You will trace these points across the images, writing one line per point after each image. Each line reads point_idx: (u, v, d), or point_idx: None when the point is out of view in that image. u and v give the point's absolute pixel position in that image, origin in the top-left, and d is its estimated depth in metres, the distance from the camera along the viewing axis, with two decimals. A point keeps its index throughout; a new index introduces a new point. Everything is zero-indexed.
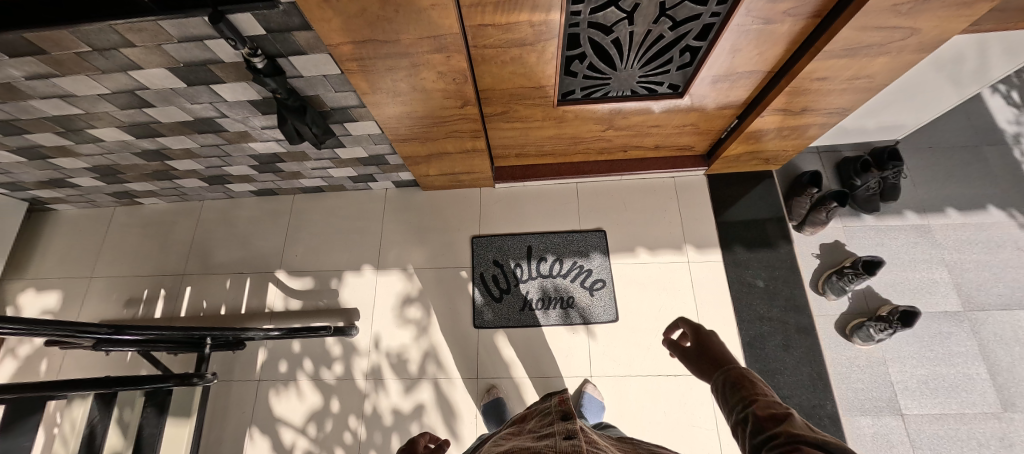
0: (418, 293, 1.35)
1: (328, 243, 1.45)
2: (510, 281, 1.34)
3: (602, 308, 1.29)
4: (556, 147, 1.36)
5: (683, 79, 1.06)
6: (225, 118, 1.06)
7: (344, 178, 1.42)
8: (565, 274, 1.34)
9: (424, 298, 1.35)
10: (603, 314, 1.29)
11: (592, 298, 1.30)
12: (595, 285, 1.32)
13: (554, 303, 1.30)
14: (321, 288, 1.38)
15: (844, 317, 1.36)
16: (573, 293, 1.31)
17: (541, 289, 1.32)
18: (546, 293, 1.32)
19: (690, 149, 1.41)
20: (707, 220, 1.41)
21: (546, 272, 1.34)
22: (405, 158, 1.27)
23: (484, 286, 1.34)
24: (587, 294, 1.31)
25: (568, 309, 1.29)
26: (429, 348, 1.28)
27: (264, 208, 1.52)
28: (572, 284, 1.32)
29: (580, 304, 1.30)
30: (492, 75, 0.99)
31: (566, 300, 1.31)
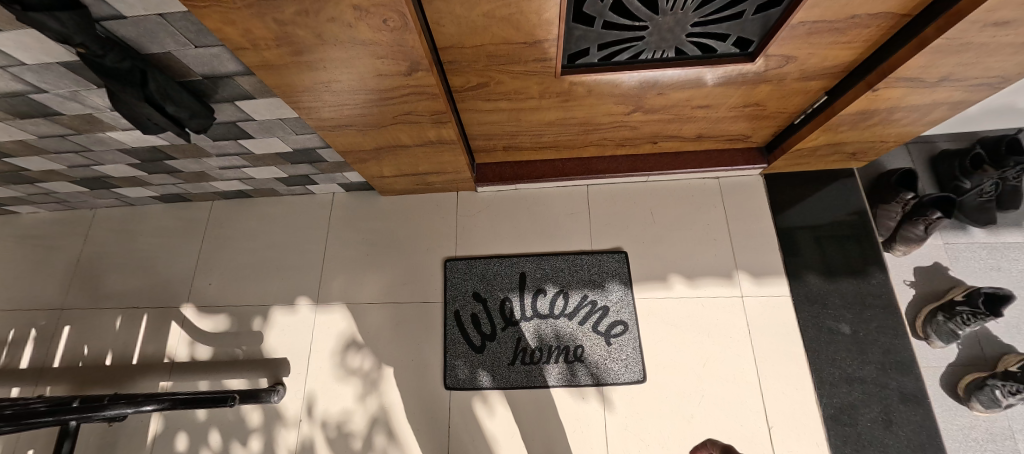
0: (369, 339, 0.99)
1: (253, 268, 1.08)
2: (495, 323, 0.98)
3: (623, 363, 0.93)
4: (560, 138, 0.97)
5: (762, 30, 0.66)
6: (45, 94, 0.67)
7: (270, 180, 1.04)
8: (571, 314, 0.97)
9: (378, 345, 0.98)
10: (624, 372, 0.92)
11: (608, 349, 0.94)
12: (612, 330, 0.95)
13: (556, 356, 0.94)
14: (240, 331, 1.02)
15: (954, 372, 0.99)
16: (582, 341, 0.95)
17: (538, 336, 0.95)
18: (544, 342, 0.95)
19: (746, 140, 1.02)
20: (766, 238, 1.02)
21: (544, 311, 0.97)
22: (342, 153, 0.88)
23: (460, 330, 0.98)
24: (602, 344, 0.94)
25: (576, 365, 0.93)
26: (378, 414, 0.93)
27: (173, 219, 1.15)
28: (581, 328, 0.95)
29: (591, 358, 0.93)
30: (455, 21, 0.59)
31: (573, 351, 0.94)
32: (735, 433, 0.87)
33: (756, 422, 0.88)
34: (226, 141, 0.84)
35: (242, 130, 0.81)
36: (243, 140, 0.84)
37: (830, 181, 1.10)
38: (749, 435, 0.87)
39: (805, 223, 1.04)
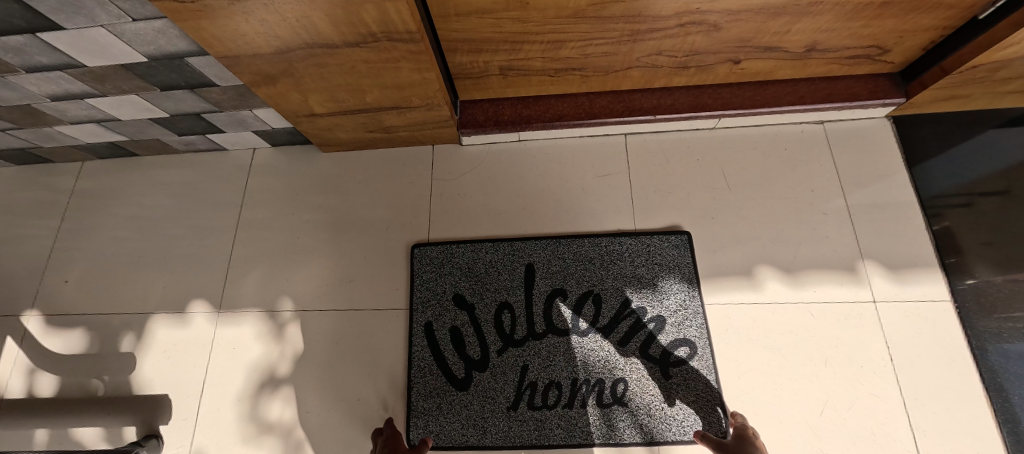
0: (293, 366, 0.64)
1: (133, 257, 0.74)
2: (488, 343, 0.62)
3: (690, 409, 0.58)
4: (590, 51, 0.61)
5: None
6: None
7: (147, 123, 0.69)
8: (605, 329, 0.62)
9: (304, 376, 0.64)
10: (692, 423, 0.57)
11: (666, 385, 0.59)
12: (672, 355, 0.60)
13: (584, 398, 0.59)
14: (103, 352, 0.68)
15: None
16: (624, 371, 0.60)
17: (555, 364, 0.60)
18: (564, 374, 0.60)
19: (877, 60, 0.65)
20: (907, 211, 0.66)
21: (563, 325, 0.62)
22: (227, 64, 0.52)
23: (432, 353, 0.63)
24: (656, 377, 0.59)
25: (616, 412, 0.58)
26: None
27: (29, 187, 0.80)
28: (622, 351, 0.60)
29: (639, 399, 0.58)
30: None
31: (610, 389, 0.59)
32: None
33: None
34: (14, 36, 0.48)
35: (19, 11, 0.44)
36: (46, 35, 0.48)
37: None
38: None
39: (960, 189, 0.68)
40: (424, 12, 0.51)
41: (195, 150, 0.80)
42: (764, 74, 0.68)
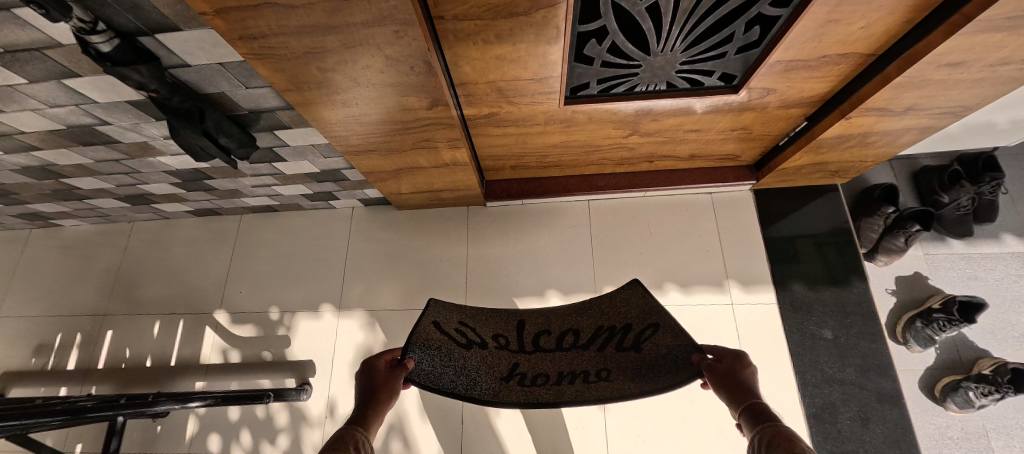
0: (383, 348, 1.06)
1: (280, 277, 1.18)
2: (486, 343, 0.59)
3: (671, 370, 0.47)
4: (562, 157, 1.06)
5: (743, 67, 0.76)
6: (107, 126, 0.76)
7: (296, 195, 1.13)
8: (590, 343, 0.56)
9: None
10: (658, 376, 0.47)
11: (650, 354, 0.51)
12: (649, 322, 0.55)
13: (562, 381, 0.52)
14: (268, 335, 1.11)
15: (931, 374, 1.07)
16: (606, 364, 0.52)
17: (533, 363, 0.55)
18: (542, 367, 0.55)
19: (734, 160, 1.10)
20: (758, 247, 1.11)
21: (539, 332, 0.60)
22: (365, 173, 0.98)
23: (436, 320, 0.61)
24: (632, 357, 0.52)
25: (596, 390, 0.49)
26: (392, 419, 1.02)
27: (205, 230, 1.24)
28: (600, 356, 0.54)
29: (619, 382, 0.49)
30: (472, 61, 0.69)
31: (593, 375, 0.52)
32: (723, 431, 0.95)
33: None
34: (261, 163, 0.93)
35: (275, 154, 0.90)
36: (278, 163, 0.94)
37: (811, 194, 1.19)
38: (739, 433, 0.94)
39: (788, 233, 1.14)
40: (472, 149, 0.99)
41: (315, 208, 1.24)
42: (671, 166, 1.12)
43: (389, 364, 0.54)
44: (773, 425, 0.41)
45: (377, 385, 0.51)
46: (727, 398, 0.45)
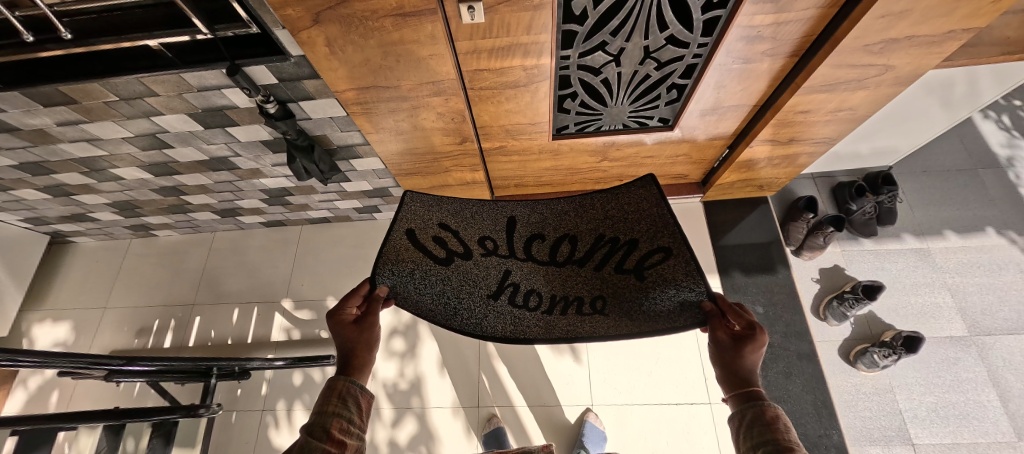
0: (404, 326, 1.44)
1: (334, 272, 1.52)
2: (473, 250, 0.91)
3: (663, 318, 0.75)
4: (553, 177, 1.49)
5: (672, 113, 1.18)
6: (238, 157, 1.16)
7: (349, 209, 1.51)
8: (580, 260, 0.88)
9: (414, 333, 1.43)
10: (650, 322, 0.75)
11: (644, 277, 0.81)
12: (646, 263, 0.83)
13: (568, 307, 0.82)
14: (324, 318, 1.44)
15: (849, 343, 1.33)
16: (602, 290, 0.82)
17: (536, 279, 0.87)
18: (543, 286, 0.86)
19: (684, 178, 1.54)
20: (706, 245, 1.52)
21: (542, 256, 0.90)
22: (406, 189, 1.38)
23: (419, 250, 0.90)
24: (635, 282, 0.81)
25: (598, 317, 0.80)
26: (414, 379, 1.37)
27: (274, 238, 1.60)
28: (598, 276, 0.84)
29: (614, 311, 0.79)
30: (489, 112, 1.08)
31: (591, 306, 0.81)
32: (680, 382, 1.28)
33: (695, 370, 1.30)
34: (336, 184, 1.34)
35: (346, 176, 1.31)
36: (346, 184, 1.35)
37: (739, 203, 1.58)
38: (692, 383, 1.28)
39: (720, 234, 1.53)
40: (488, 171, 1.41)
41: (362, 221, 1.61)
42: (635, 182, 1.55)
43: (348, 320, 0.70)
44: (762, 404, 0.54)
45: (352, 341, 0.66)
46: (731, 378, 0.59)
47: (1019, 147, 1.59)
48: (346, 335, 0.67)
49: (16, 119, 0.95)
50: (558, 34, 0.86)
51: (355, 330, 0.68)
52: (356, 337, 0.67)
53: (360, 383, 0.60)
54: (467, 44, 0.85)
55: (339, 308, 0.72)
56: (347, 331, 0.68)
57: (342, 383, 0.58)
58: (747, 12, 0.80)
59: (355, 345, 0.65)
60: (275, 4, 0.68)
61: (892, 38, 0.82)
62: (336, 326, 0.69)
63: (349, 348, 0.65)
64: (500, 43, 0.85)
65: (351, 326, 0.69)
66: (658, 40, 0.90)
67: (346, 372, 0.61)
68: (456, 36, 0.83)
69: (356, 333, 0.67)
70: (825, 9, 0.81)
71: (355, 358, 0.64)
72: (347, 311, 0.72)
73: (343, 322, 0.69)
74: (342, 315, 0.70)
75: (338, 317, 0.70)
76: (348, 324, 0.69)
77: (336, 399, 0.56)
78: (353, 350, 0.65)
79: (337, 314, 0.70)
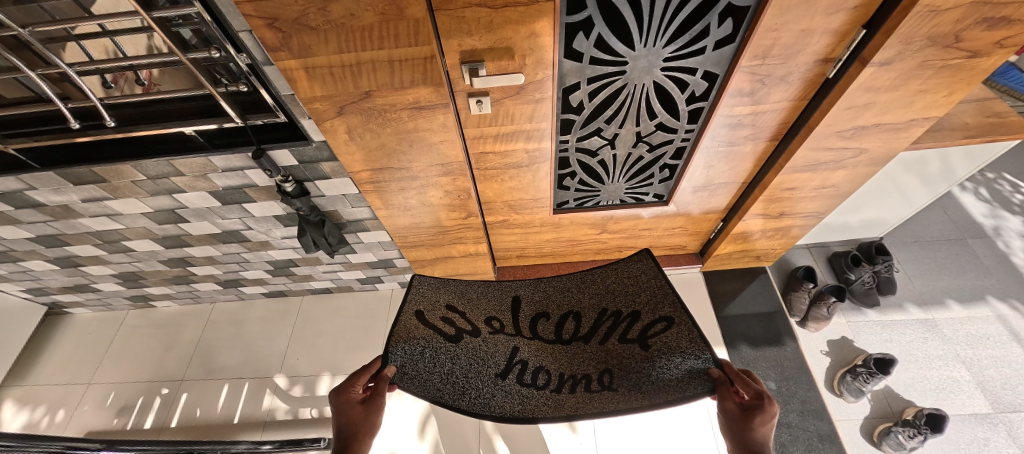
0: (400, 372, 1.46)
1: (332, 345, 1.50)
2: (480, 328, 0.91)
3: (672, 386, 0.70)
4: (555, 249, 1.53)
5: (666, 190, 1.25)
6: (250, 230, 1.20)
7: (352, 279, 1.52)
8: (586, 338, 0.87)
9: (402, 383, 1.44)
10: (660, 393, 0.70)
11: (649, 347, 0.79)
12: (648, 333, 0.82)
13: (576, 385, 0.78)
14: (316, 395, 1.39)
15: (869, 422, 1.26)
16: (609, 364, 0.79)
17: (543, 355, 0.85)
18: (551, 364, 0.83)
19: (681, 248, 1.58)
20: (710, 316, 1.50)
21: (547, 336, 0.89)
22: (411, 261, 1.40)
23: (430, 328, 0.90)
24: (640, 352, 0.79)
25: (608, 389, 0.75)
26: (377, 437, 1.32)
27: (274, 309, 1.60)
28: (604, 349, 0.83)
29: (621, 385, 0.75)
30: (493, 189, 1.15)
31: (600, 381, 0.77)
32: None
33: (711, 452, 1.21)
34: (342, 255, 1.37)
35: (353, 247, 1.33)
36: (352, 256, 1.38)
37: (739, 273, 1.60)
38: None
39: (723, 304, 1.53)
40: (490, 243, 1.44)
41: (364, 291, 1.61)
42: None
43: (352, 397, 0.72)
44: None
45: (352, 419, 0.68)
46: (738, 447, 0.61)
47: (1001, 217, 1.66)
48: (347, 414, 0.69)
49: (45, 196, 1.00)
50: (557, 122, 0.95)
51: (357, 409, 0.70)
52: (357, 419, 0.68)
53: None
54: (475, 130, 0.93)
55: (346, 384, 0.74)
56: (350, 410, 0.70)
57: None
58: (727, 103, 0.90)
59: (355, 427, 0.67)
60: (306, 99, 0.76)
61: (861, 125, 0.90)
62: (339, 406, 0.70)
63: (349, 429, 0.67)
64: (504, 129, 0.94)
65: (354, 405, 0.70)
66: (649, 127, 1.00)
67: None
68: (465, 123, 0.91)
69: (358, 412, 0.69)
70: (796, 101, 0.91)
71: (353, 440, 0.66)
72: (352, 388, 0.73)
73: (348, 399, 0.71)
74: (349, 391, 0.72)
75: (343, 394, 0.72)
76: (351, 401, 0.71)
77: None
78: (352, 434, 0.66)
79: (342, 391, 0.73)
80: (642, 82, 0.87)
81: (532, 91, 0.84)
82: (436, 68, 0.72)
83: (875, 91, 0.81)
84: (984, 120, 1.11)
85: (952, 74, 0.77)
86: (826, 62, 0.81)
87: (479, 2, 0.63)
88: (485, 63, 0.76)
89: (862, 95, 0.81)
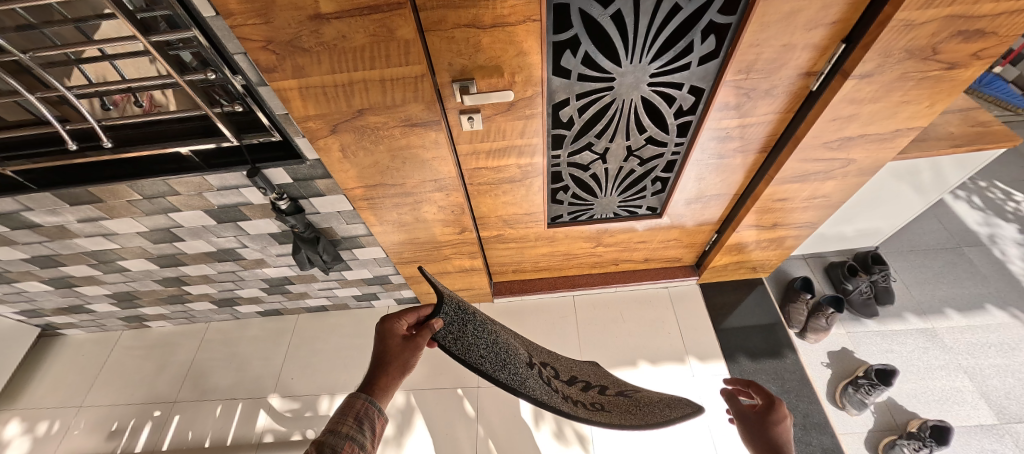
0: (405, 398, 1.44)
1: (326, 365, 1.48)
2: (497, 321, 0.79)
3: (671, 406, 0.69)
4: (551, 263, 1.53)
5: (659, 202, 1.26)
6: (245, 248, 1.20)
7: (348, 296, 1.52)
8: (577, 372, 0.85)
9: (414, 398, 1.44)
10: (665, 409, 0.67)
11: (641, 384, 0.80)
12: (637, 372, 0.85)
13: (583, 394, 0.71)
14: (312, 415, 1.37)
15: (874, 434, 1.24)
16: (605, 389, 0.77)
17: (549, 364, 0.80)
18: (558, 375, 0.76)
19: (678, 260, 1.58)
20: (707, 329, 1.49)
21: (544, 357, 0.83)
22: (406, 277, 1.40)
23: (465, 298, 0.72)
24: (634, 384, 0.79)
25: (611, 403, 0.70)
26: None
27: (268, 328, 1.58)
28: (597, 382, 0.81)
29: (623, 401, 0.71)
30: (487, 204, 1.16)
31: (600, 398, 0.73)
32: None
33: None
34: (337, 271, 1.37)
35: (348, 264, 1.33)
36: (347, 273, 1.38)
37: (736, 285, 1.59)
38: None
39: (721, 317, 1.51)
40: (486, 257, 1.45)
41: (359, 308, 1.61)
42: (631, 267, 1.59)
43: (398, 332, 0.68)
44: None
45: (388, 355, 0.65)
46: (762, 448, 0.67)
47: (996, 225, 1.67)
48: (386, 347, 0.66)
49: (42, 217, 1.00)
50: (548, 137, 0.96)
51: (400, 346, 0.66)
52: (397, 357, 0.64)
53: (379, 405, 0.60)
54: (467, 146, 0.95)
55: (393, 316, 0.70)
56: (390, 343, 0.67)
57: (360, 402, 0.59)
58: (715, 117, 0.92)
59: (394, 365, 0.64)
60: (299, 118, 0.78)
61: (847, 136, 0.92)
62: (381, 335, 0.68)
63: (386, 366, 0.64)
64: (496, 145, 0.95)
65: (397, 341, 0.67)
66: (639, 141, 1.01)
67: (368, 398, 0.60)
68: (457, 140, 0.93)
69: (399, 351, 0.65)
70: (782, 113, 0.93)
71: (385, 383, 0.63)
72: (401, 320, 0.70)
73: (393, 331, 0.68)
74: (395, 322, 0.69)
75: (391, 323, 0.69)
76: (396, 333, 0.68)
77: (351, 419, 0.57)
78: (389, 370, 0.64)
79: (388, 321, 0.70)
80: (631, 97, 0.89)
81: (523, 107, 0.85)
82: (427, 86, 0.73)
83: (858, 103, 0.82)
84: (969, 130, 1.13)
85: (932, 86, 0.78)
86: (809, 76, 0.83)
87: (467, 22, 0.65)
88: (475, 81, 0.77)
89: (845, 107, 0.83)
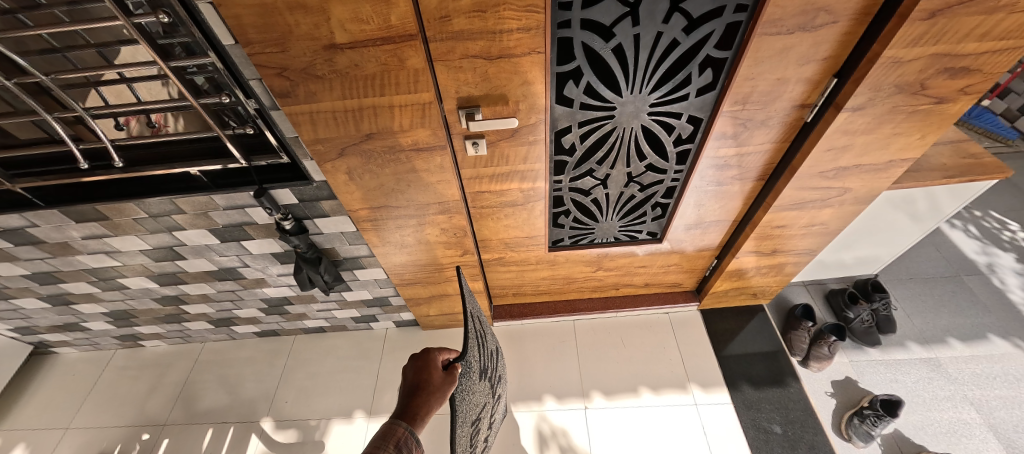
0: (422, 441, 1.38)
1: (320, 388, 1.45)
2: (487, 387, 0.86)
3: None
4: (551, 287, 1.53)
5: (659, 227, 1.27)
6: (246, 267, 1.20)
7: (346, 318, 1.50)
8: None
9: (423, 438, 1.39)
10: None
11: None
12: None
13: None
14: (306, 440, 1.33)
15: None
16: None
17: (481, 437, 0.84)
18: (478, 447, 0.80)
19: (678, 286, 1.58)
20: (709, 356, 1.47)
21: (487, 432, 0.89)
22: (406, 299, 1.39)
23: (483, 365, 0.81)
24: None
25: None
26: None
27: (264, 348, 1.56)
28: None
29: None
30: (489, 227, 1.18)
31: None
32: None
33: None
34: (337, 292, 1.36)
35: (348, 285, 1.33)
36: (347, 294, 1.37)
37: (736, 311, 1.59)
38: None
39: (722, 344, 1.50)
40: (486, 280, 1.44)
41: (356, 329, 1.59)
42: (632, 292, 1.59)
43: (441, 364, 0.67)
44: None
45: (422, 384, 0.63)
46: None
47: (993, 254, 1.68)
48: (423, 374, 0.65)
49: (46, 234, 1.01)
50: (550, 164, 0.99)
51: (442, 378, 0.64)
52: (435, 387, 0.63)
53: (416, 436, 0.57)
54: (471, 171, 0.97)
55: (435, 349, 0.68)
56: (432, 372, 0.65)
57: (400, 430, 0.56)
58: (713, 146, 0.94)
59: (432, 399, 0.62)
60: (308, 142, 0.80)
61: (842, 166, 0.94)
62: (420, 364, 0.66)
63: (424, 395, 0.62)
64: (499, 170, 0.97)
65: (440, 374, 0.65)
66: (639, 168, 1.04)
67: (401, 426, 0.57)
68: (462, 165, 0.95)
69: (437, 386, 0.63)
70: (778, 143, 0.96)
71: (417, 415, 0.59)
72: (443, 354, 0.69)
73: (433, 360, 0.66)
74: (435, 350, 0.68)
75: (438, 353, 0.68)
76: (436, 366, 0.66)
77: (391, 447, 0.53)
78: (424, 402, 0.61)
79: (426, 352, 0.67)
80: (631, 126, 0.92)
81: (526, 133, 0.88)
82: (434, 112, 0.76)
83: (851, 134, 0.85)
84: (960, 161, 1.16)
85: (922, 119, 0.81)
86: (803, 107, 0.86)
87: (474, 54, 0.68)
88: (481, 108, 0.80)
89: (839, 138, 0.85)
